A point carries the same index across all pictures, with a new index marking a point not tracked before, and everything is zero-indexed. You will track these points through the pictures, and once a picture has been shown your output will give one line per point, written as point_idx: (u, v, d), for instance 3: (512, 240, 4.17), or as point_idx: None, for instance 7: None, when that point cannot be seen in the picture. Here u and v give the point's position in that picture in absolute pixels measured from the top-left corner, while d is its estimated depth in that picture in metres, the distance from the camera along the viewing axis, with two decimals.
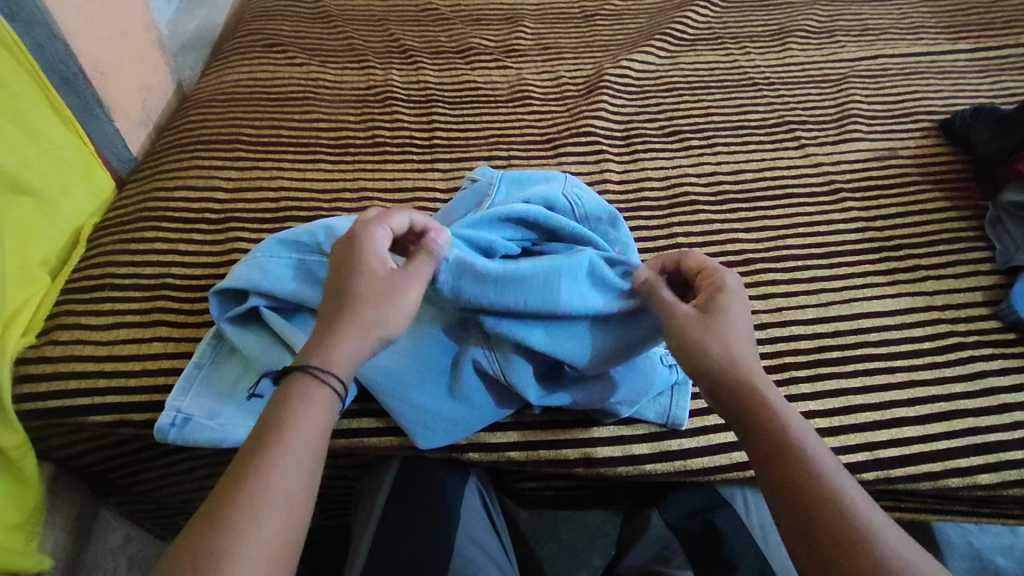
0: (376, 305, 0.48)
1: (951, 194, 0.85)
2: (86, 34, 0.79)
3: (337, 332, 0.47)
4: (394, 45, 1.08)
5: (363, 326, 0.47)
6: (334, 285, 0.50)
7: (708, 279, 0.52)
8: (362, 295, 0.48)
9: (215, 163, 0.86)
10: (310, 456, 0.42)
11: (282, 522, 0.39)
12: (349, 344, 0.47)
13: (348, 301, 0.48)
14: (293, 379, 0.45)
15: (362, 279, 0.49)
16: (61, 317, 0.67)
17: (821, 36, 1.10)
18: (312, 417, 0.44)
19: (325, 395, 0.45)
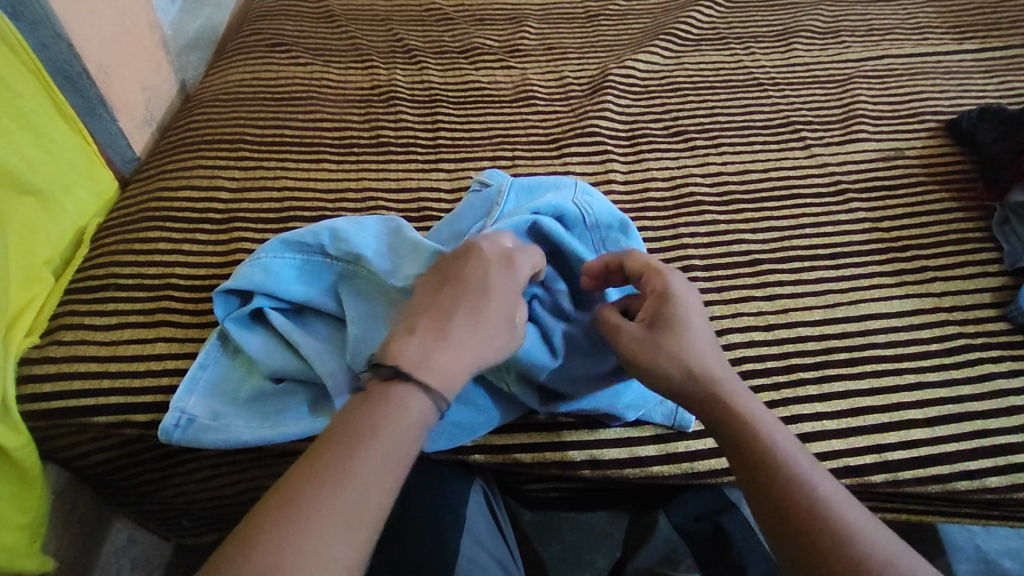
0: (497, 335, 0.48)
1: (958, 195, 0.84)
2: (89, 34, 0.79)
3: (460, 350, 0.46)
4: (398, 45, 1.07)
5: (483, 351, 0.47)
6: (441, 296, 0.48)
7: (655, 282, 0.52)
8: (485, 321, 0.48)
9: (219, 163, 0.85)
10: (402, 439, 0.41)
11: (359, 528, 0.38)
12: (468, 366, 0.46)
13: (468, 322, 0.47)
14: (406, 387, 0.43)
15: (488, 306, 0.49)
16: (64, 317, 0.67)
17: (826, 36, 1.09)
18: (402, 430, 0.42)
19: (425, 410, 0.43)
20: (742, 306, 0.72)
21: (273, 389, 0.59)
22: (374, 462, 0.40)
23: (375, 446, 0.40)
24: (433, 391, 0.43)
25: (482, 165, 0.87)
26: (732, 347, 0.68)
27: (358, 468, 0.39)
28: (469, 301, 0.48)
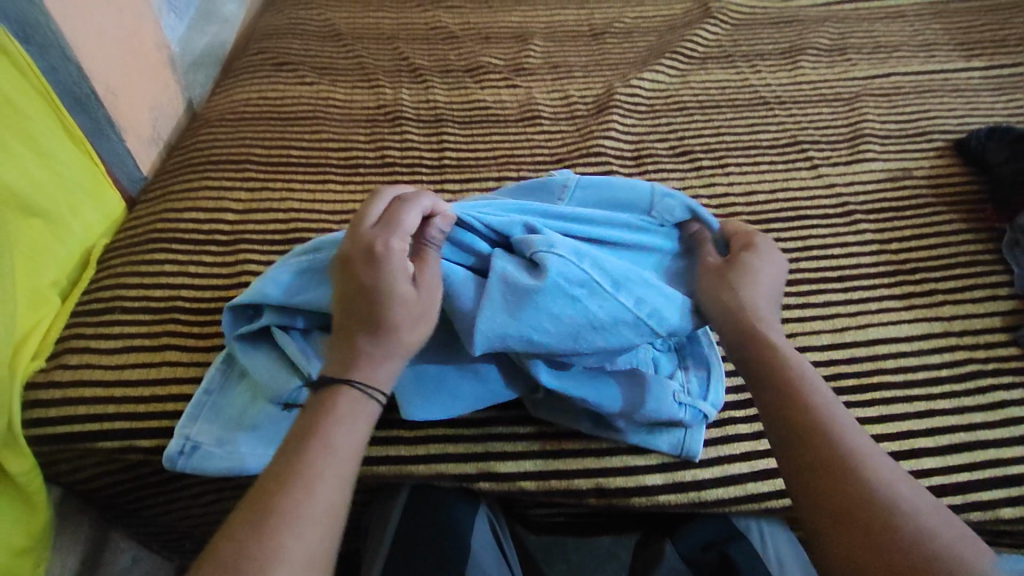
0: (410, 325, 0.49)
1: (967, 216, 0.84)
2: (97, 57, 0.80)
3: (372, 351, 0.48)
4: (404, 63, 1.08)
5: (395, 345, 0.48)
6: (346, 289, 0.50)
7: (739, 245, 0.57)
8: (394, 312, 0.48)
9: (225, 184, 0.86)
10: (354, 433, 0.45)
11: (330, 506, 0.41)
12: (385, 363, 0.48)
13: (375, 316, 0.48)
14: (332, 394, 0.46)
15: (392, 295, 0.48)
16: (70, 340, 0.67)
17: (832, 54, 1.09)
18: (345, 438, 0.45)
19: (364, 407, 0.46)
20: None
21: (277, 413, 0.58)
22: (327, 463, 0.43)
23: (322, 454, 0.43)
24: (358, 392, 0.46)
25: (487, 185, 0.87)
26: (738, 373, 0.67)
27: (310, 474, 0.42)
28: (373, 293, 0.49)
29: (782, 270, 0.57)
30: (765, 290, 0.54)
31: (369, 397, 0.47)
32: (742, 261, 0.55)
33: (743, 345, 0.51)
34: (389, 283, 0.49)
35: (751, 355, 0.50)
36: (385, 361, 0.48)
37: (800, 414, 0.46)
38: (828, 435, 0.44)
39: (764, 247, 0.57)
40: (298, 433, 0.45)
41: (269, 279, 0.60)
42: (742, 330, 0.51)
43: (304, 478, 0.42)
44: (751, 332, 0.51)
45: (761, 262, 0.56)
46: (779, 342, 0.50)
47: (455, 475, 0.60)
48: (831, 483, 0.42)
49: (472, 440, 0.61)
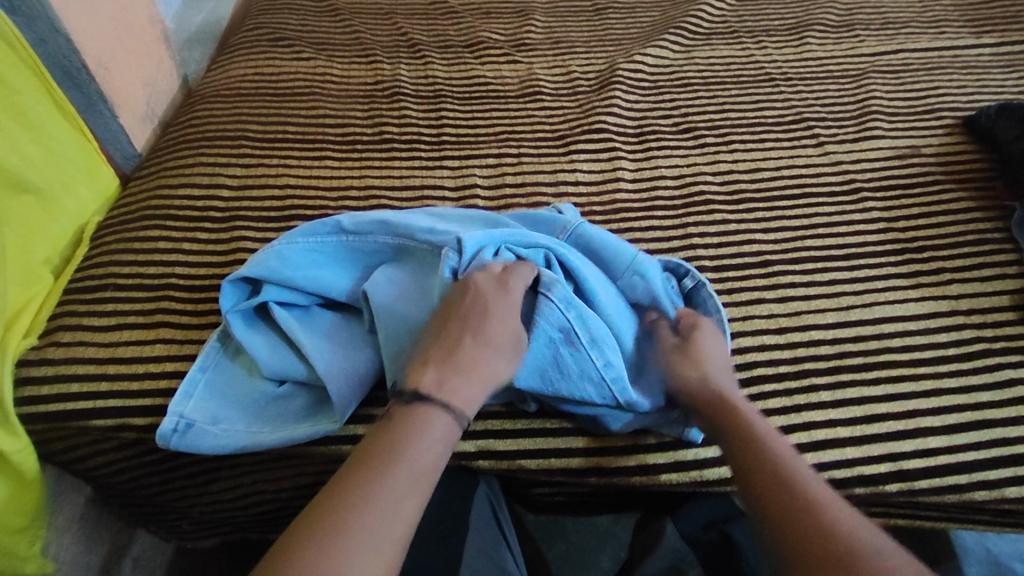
0: (509, 360, 0.51)
1: (975, 194, 0.82)
2: (88, 29, 0.78)
3: (475, 373, 0.49)
4: (402, 39, 1.05)
5: (492, 375, 0.50)
6: (451, 323, 0.51)
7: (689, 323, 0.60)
8: (501, 344, 0.51)
9: (220, 160, 0.84)
10: (439, 446, 0.45)
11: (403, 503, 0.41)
12: (482, 389, 0.49)
13: (485, 345, 0.50)
14: (425, 406, 0.46)
15: (492, 339, 0.51)
16: (63, 318, 0.66)
17: (840, 30, 1.07)
18: (422, 461, 0.43)
19: (447, 429, 0.46)
20: (752, 308, 0.70)
21: (276, 392, 0.58)
22: (406, 464, 0.42)
23: (400, 471, 0.42)
24: (452, 411, 0.46)
25: (487, 163, 0.86)
26: (741, 351, 0.66)
27: (390, 469, 0.42)
28: (489, 324, 0.51)
29: (725, 354, 0.59)
30: (720, 369, 0.56)
31: (461, 416, 0.47)
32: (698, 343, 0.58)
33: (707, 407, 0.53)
34: (504, 317, 0.52)
35: (718, 429, 0.51)
36: (481, 387, 0.49)
37: (763, 480, 0.46)
38: (793, 492, 0.45)
39: (712, 332, 0.59)
40: (374, 447, 0.43)
41: (270, 252, 0.59)
42: (707, 404, 0.53)
43: (379, 482, 0.41)
44: (715, 407, 0.53)
45: (713, 348, 0.58)
46: (744, 412, 0.52)
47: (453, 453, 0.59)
48: (798, 538, 0.42)
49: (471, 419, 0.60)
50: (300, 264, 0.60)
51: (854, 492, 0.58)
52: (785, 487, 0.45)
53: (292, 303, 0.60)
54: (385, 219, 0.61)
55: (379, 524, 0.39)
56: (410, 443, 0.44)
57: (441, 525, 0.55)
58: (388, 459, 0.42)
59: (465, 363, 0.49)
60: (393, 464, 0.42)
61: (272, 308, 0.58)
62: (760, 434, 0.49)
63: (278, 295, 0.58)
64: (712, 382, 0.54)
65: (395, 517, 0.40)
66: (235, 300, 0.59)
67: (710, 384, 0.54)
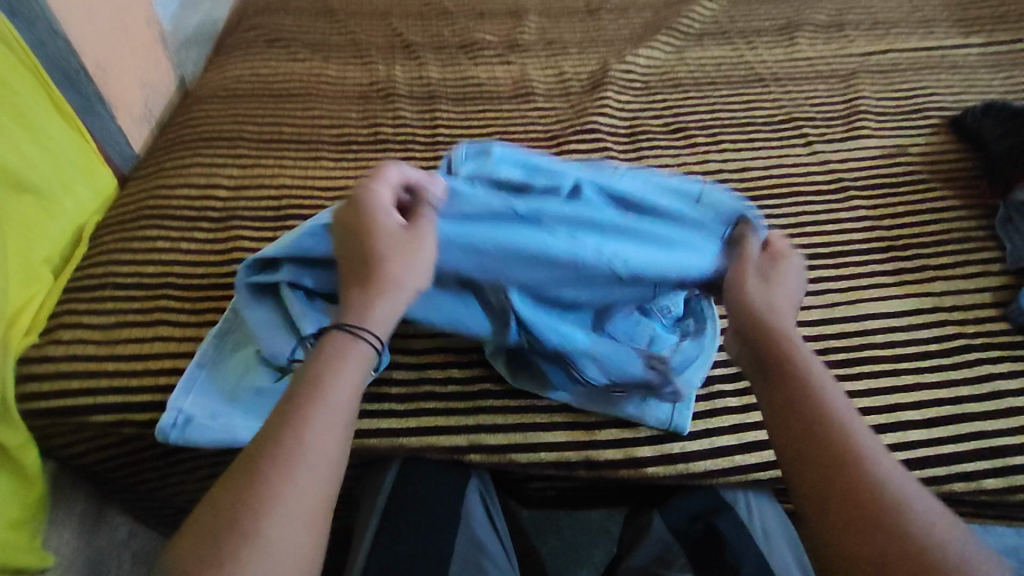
0: (404, 258, 0.50)
1: (960, 193, 0.84)
2: (85, 31, 0.79)
3: (369, 288, 0.49)
4: (397, 40, 1.07)
5: (392, 280, 0.49)
6: (346, 247, 0.52)
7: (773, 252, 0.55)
8: (387, 248, 0.51)
9: (217, 161, 0.85)
10: (349, 392, 0.45)
11: (324, 460, 0.41)
12: (385, 300, 0.49)
13: (371, 255, 0.50)
14: (332, 336, 0.47)
15: (385, 250, 0.50)
16: (63, 316, 0.68)
17: (829, 30, 1.08)
18: (337, 401, 0.44)
19: (359, 356, 0.47)
20: None
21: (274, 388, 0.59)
22: (320, 418, 0.42)
23: (316, 417, 0.42)
24: (359, 334, 0.47)
25: None
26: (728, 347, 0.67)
27: (301, 424, 0.42)
28: (372, 234, 0.51)
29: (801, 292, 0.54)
30: (784, 306, 0.51)
31: (365, 338, 0.47)
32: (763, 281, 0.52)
33: (755, 330, 0.48)
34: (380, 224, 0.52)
35: (767, 360, 0.46)
36: (382, 299, 0.49)
37: (813, 429, 0.42)
38: (830, 444, 0.41)
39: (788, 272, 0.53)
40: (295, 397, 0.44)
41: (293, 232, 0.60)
42: (760, 335, 0.48)
43: (296, 442, 0.41)
44: (768, 341, 0.47)
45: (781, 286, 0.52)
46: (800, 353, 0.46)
47: (445, 448, 0.61)
48: (831, 496, 0.39)
49: (463, 413, 0.62)
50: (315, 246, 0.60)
51: None
52: (830, 439, 0.41)
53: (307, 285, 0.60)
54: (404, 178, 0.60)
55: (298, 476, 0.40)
56: (327, 389, 0.44)
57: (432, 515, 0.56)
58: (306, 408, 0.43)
59: (361, 282, 0.50)
60: (305, 420, 0.42)
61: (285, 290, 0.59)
62: (812, 371, 0.45)
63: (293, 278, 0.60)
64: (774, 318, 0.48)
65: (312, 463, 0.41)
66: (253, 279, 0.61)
67: (773, 312, 0.49)
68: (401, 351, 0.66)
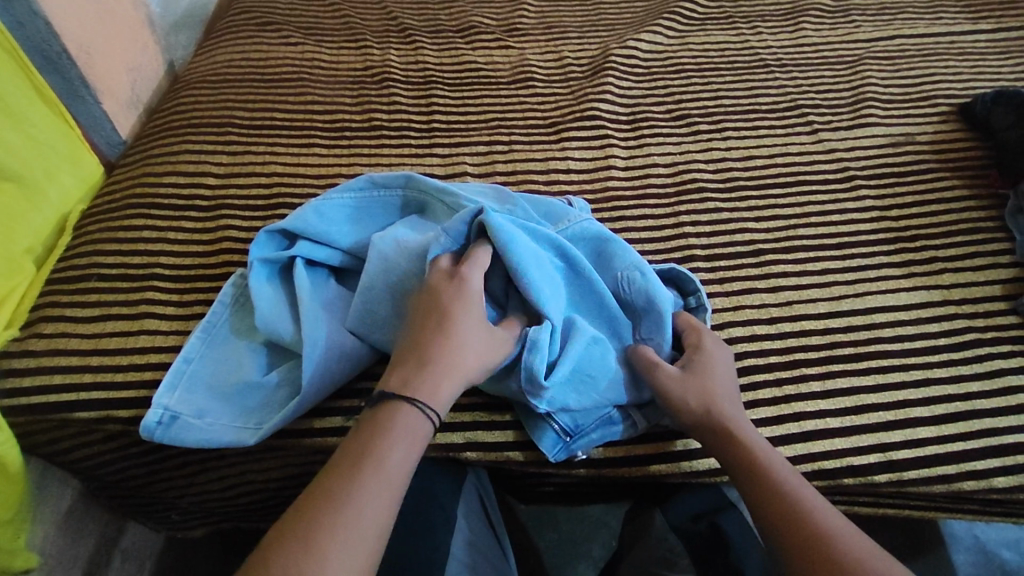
0: (483, 353, 0.51)
1: (970, 182, 0.82)
2: (69, 13, 0.76)
3: (440, 371, 0.48)
4: (392, 23, 1.04)
5: (466, 370, 0.49)
6: (421, 316, 0.51)
7: (692, 337, 0.58)
8: (472, 339, 0.50)
9: (206, 148, 0.83)
10: (410, 449, 0.45)
11: (372, 512, 0.41)
12: (454, 385, 0.48)
13: (446, 332, 0.50)
14: (391, 404, 0.46)
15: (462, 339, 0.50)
16: (46, 309, 0.65)
17: (835, 15, 1.05)
18: (392, 463, 0.44)
19: (418, 432, 0.46)
20: (744, 299, 0.70)
21: (258, 385, 0.57)
22: (375, 472, 0.43)
23: (370, 482, 0.42)
24: (421, 409, 0.47)
25: (478, 150, 0.84)
26: (732, 340, 0.66)
27: (359, 474, 0.43)
28: (454, 312, 0.51)
29: (731, 366, 0.57)
30: (721, 380, 0.54)
31: (427, 412, 0.47)
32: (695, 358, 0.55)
33: (720, 446, 0.50)
34: (472, 309, 0.51)
35: (721, 456, 0.50)
36: (453, 381, 0.48)
37: (801, 547, 0.43)
38: (819, 556, 0.42)
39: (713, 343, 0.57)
40: (342, 473, 0.43)
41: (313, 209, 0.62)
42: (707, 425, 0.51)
43: (352, 489, 0.42)
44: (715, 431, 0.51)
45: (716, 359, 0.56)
46: (742, 436, 0.50)
47: (440, 445, 0.59)
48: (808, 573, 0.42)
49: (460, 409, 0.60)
50: (331, 221, 0.62)
51: (843, 482, 0.58)
52: (822, 552, 0.43)
53: (321, 262, 0.61)
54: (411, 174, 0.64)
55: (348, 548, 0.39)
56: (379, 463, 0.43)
57: (427, 517, 0.54)
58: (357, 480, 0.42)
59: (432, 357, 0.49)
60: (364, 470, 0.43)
61: (298, 261, 0.59)
62: (780, 480, 0.47)
63: (309, 251, 0.60)
64: (711, 399, 0.52)
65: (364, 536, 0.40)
66: (265, 250, 0.61)
67: (718, 410, 0.51)
68: None
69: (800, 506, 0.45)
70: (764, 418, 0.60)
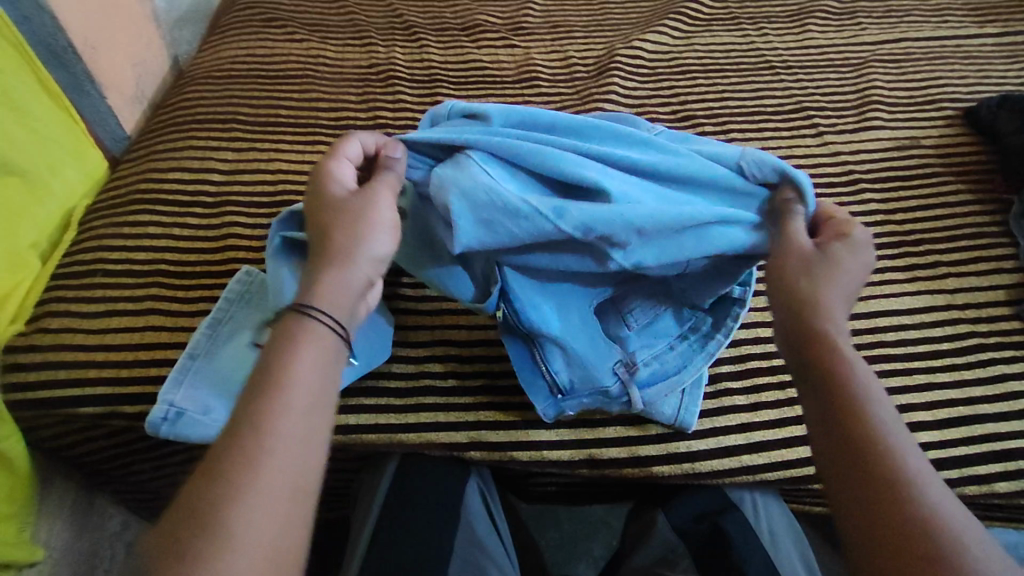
0: (349, 222, 0.47)
1: (974, 187, 0.82)
2: (74, 7, 0.76)
3: (328, 265, 0.46)
4: (397, 21, 1.03)
5: (340, 249, 0.46)
6: (310, 220, 0.49)
7: (835, 228, 0.48)
8: (338, 220, 0.47)
9: (211, 143, 0.83)
10: (320, 370, 0.42)
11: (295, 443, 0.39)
12: (344, 273, 0.46)
13: (326, 228, 0.47)
14: (281, 316, 0.44)
15: (338, 230, 0.47)
16: (50, 303, 0.65)
17: (841, 17, 1.05)
18: (309, 383, 0.41)
19: (326, 343, 0.43)
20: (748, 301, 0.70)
21: None
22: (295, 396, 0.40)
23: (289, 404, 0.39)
24: (308, 312, 0.44)
25: None
26: (735, 342, 0.66)
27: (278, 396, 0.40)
28: (328, 205, 0.48)
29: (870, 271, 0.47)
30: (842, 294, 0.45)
31: (316, 313, 0.44)
32: (819, 262, 0.46)
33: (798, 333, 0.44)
34: (330, 194, 0.49)
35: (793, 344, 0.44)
36: (330, 272, 0.45)
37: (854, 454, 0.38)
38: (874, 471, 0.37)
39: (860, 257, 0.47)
40: (236, 443, 0.38)
41: None
42: (807, 333, 0.43)
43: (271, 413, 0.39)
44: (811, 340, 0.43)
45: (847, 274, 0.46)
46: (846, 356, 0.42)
47: (446, 445, 0.59)
48: (858, 503, 0.37)
49: (464, 409, 0.61)
50: None
51: None
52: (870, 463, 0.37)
53: None
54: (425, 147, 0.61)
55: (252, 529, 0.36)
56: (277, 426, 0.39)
57: (432, 515, 0.54)
58: (257, 453, 0.37)
59: (315, 257, 0.47)
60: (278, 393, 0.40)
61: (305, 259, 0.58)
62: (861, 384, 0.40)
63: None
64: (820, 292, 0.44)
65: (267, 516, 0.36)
66: None
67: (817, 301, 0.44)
68: (403, 343, 0.65)
69: (887, 446, 0.38)
70: (767, 421, 0.61)
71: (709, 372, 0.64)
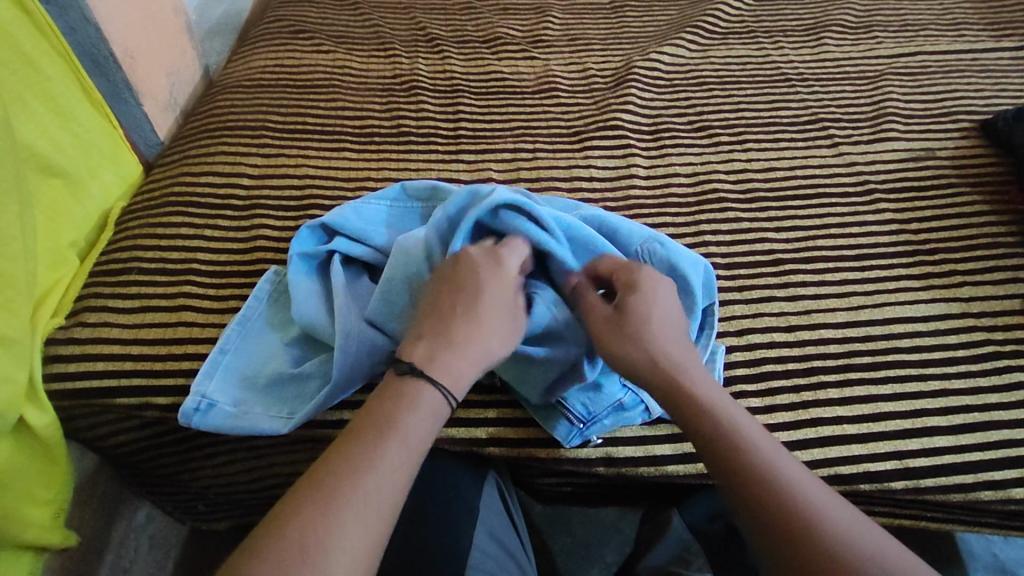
0: (501, 332, 0.51)
1: (990, 198, 0.82)
2: (117, 20, 0.79)
3: (465, 348, 0.49)
4: (420, 33, 1.07)
5: (483, 344, 0.49)
6: (448, 294, 0.51)
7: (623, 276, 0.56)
8: (493, 318, 0.51)
9: (241, 150, 0.86)
10: (431, 417, 0.46)
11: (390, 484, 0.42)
12: (472, 362, 0.49)
13: (470, 312, 0.50)
14: (413, 380, 0.47)
15: (482, 321, 0.50)
16: (89, 299, 0.68)
17: (857, 31, 1.07)
18: (417, 430, 0.45)
19: (437, 404, 0.46)
20: (763, 306, 0.71)
21: (291, 377, 0.59)
22: (406, 436, 0.44)
23: (392, 444, 0.43)
24: (439, 388, 0.47)
25: (503, 157, 0.87)
26: (750, 346, 0.67)
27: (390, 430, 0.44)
28: (477, 294, 0.51)
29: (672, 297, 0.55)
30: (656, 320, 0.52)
31: (446, 394, 0.47)
32: (630, 304, 0.53)
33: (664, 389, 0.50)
34: (491, 296, 0.52)
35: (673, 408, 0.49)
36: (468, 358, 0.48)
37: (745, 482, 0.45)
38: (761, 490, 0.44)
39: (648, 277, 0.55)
40: (329, 468, 0.42)
41: (352, 211, 0.65)
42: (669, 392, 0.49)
43: (381, 445, 0.43)
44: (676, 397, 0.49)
45: (653, 299, 0.53)
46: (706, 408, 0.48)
47: (464, 440, 0.60)
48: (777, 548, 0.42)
49: (484, 406, 0.62)
50: (367, 220, 0.65)
51: (860, 488, 0.58)
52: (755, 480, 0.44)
53: (355, 259, 0.63)
54: (437, 184, 0.67)
55: (352, 540, 0.39)
56: (376, 453, 0.43)
57: (450, 512, 0.55)
58: (355, 488, 0.41)
59: (454, 326, 0.50)
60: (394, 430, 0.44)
61: (335, 257, 0.61)
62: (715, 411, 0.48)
63: (346, 247, 0.62)
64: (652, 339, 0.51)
65: (348, 551, 0.39)
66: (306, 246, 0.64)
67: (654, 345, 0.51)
68: None
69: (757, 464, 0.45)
70: (782, 423, 0.61)
71: (724, 375, 0.65)
